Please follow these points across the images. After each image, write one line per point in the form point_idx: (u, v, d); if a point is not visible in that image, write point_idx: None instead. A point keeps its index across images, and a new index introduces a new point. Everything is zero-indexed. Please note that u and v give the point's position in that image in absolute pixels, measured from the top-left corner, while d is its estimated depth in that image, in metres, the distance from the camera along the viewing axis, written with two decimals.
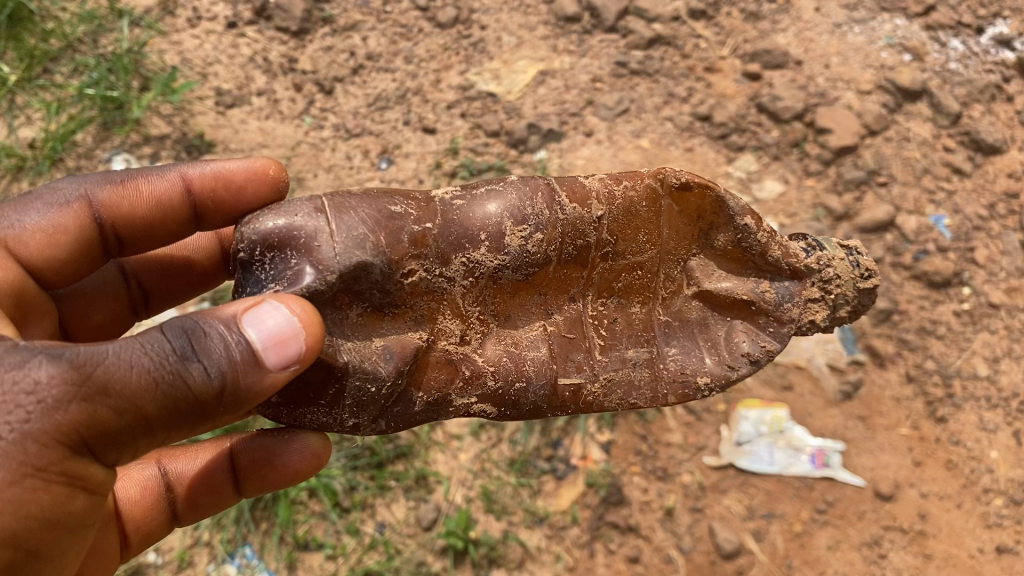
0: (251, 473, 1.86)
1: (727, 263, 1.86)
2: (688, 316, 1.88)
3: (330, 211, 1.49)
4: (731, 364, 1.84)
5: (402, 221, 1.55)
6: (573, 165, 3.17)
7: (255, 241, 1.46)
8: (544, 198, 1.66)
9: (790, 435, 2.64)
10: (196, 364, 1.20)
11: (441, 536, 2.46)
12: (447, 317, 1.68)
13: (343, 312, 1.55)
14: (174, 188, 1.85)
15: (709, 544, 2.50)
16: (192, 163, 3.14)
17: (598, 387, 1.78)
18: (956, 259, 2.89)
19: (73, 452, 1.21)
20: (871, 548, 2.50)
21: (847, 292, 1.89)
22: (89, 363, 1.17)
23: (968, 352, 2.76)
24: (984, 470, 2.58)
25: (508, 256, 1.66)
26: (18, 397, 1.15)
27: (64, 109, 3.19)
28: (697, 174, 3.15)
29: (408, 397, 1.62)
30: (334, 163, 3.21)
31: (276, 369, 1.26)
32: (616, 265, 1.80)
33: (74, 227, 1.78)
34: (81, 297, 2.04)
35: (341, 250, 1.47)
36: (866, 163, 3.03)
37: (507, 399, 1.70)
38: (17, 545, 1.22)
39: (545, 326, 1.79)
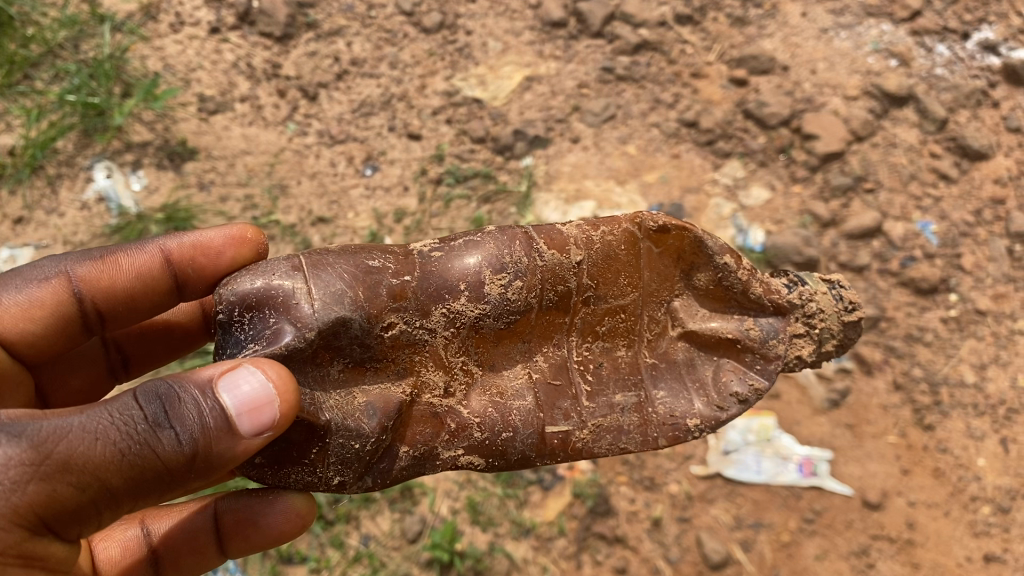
0: (233, 533, 1.83)
1: (710, 303, 1.84)
2: (674, 356, 1.85)
3: (307, 269, 1.53)
4: (720, 405, 1.81)
5: (380, 275, 1.58)
6: (560, 171, 3.16)
7: (233, 302, 1.50)
8: (522, 246, 1.66)
9: (778, 444, 2.63)
10: (168, 433, 1.21)
11: (427, 549, 2.44)
12: (430, 368, 1.69)
13: (324, 369, 1.58)
14: (154, 260, 1.82)
15: (696, 555, 2.48)
16: (174, 170, 3.11)
17: (587, 433, 1.76)
18: (943, 265, 2.89)
19: (33, 530, 1.21)
20: (860, 557, 2.48)
21: (831, 327, 1.87)
22: (53, 441, 1.17)
23: (955, 359, 2.76)
24: (972, 478, 2.57)
25: (488, 305, 1.66)
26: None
27: (44, 115, 3.14)
28: (684, 180, 3.13)
29: (393, 452, 1.63)
30: (319, 170, 3.18)
31: (249, 434, 1.27)
32: (597, 309, 1.79)
33: (51, 303, 1.75)
34: (63, 362, 2.03)
35: (320, 308, 1.50)
36: (853, 169, 3.02)
37: (495, 450, 1.70)
38: None
39: (529, 373, 1.78)
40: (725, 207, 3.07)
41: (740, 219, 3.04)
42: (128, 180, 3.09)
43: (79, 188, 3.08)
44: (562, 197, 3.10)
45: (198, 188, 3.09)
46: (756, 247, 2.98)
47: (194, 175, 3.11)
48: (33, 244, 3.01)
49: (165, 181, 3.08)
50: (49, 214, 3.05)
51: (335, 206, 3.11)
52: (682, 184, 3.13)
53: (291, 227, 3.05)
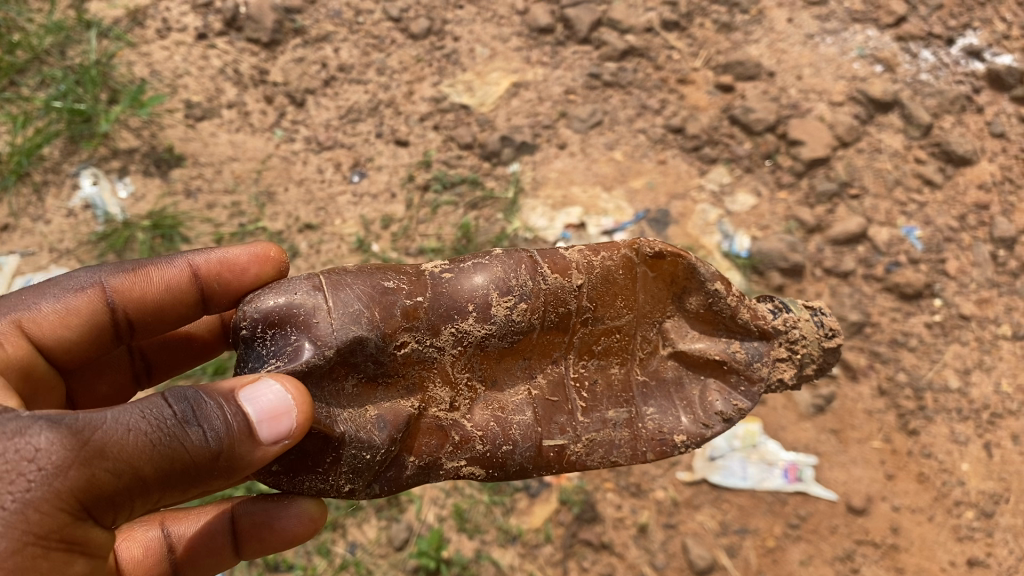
0: (250, 537, 1.82)
1: (700, 324, 1.85)
2: (664, 374, 1.87)
3: (328, 289, 1.53)
4: (706, 423, 1.83)
5: (395, 295, 1.58)
6: (547, 177, 3.17)
7: (256, 319, 1.49)
8: (527, 270, 1.67)
9: (763, 449, 2.64)
10: (195, 430, 1.22)
11: (413, 557, 2.44)
12: (437, 384, 1.69)
13: (338, 384, 1.58)
14: (183, 274, 1.81)
15: (682, 561, 2.49)
16: (161, 177, 3.10)
17: (582, 447, 1.77)
18: (927, 271, 2.90)
19: (74, 519, 1.20)
20: (844, 562, 2.50)
21: (812, 351, 1.89)
22: (89, 429, 1.17)
23: (939, 364, 2.77)
24: (956, 482, 2.59)
25: (493, 326, 1.67)
26: (21, 465, 1.14)
27: (31, 122, 3.14)
28: (670, 186, 3.14)
29: (401, 461, 1.63)
30: (306, 176, 3.18)
31: (270, 438, 1.28)
32: (595, 329, 1.78)
33: (87, 314, 1.75)
34: (90, 369, 2.01)
35: (338, 326, 1.50)
36: (838, 175, 3.04)
37: (496, 461, 1.70)
38: None
39: (529, 389, 1.78)
40: (711, 212, 3.09)
41: (725, 225, 3.06)
42: (115, 187, 3.08)
43: (65, 196, 3.07)
44: (548, 203, 3.11)
45: (184, 195, 3.09)
46: (742, 252, 3.00)
47: (180, 182, 3.10)
48: (19, 252, 3.01)
49: (151, 188, 3.08)
50: (35, 221, 3.05)
51: (322, 213, 3.11)
52: (668, 190, 3.14)
53: (278, 234, 3.05)
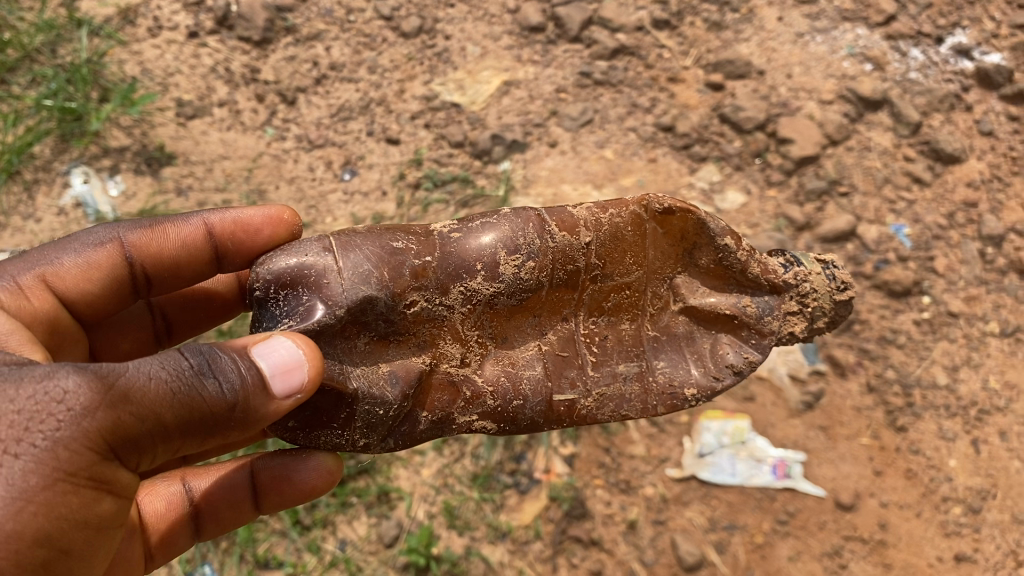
0: (269, 490, 1.83)
1: (710, 280, 1.85)
2: (675, 329, 1.87)
3: (338, 249, 1.55)
4: (716, 376, 1.83)
5: (403, 256, 1.60)
6: (538, 176, 3.17)
7: (269, 280, 1.51)
8: (535, 228, 1.67)
9: (752, 446, 2.65)
10: (212, 381, 1.23)
11: (403, 553, 2.45)
12: (448, 341, 1.71)
13: (351, 341, 1.60)
14: (199, 233, 1.81)
15: (671, 557, 2.50)
16: (152, 175, 3.10)
17: (592, 401, 1.78)
18: (916, 268, 2.91)
19: (103, 458, 1.20)
20: (833, 558, 2.51)
21: (823, 305, 1.88)
22: (113, 374, 1.18)
23: (928, 361, 2.78)
24: (943, 479, 2.60)
25: (503, 283, 1.68)
26: (49, 406, 1.15)
27: (22, 120, 3.14)
28: (660, 184, 3.15)
29: (414, 416, 1.66)
30: (297, 175, 3.19)
31: (282, 393, 1.30)
32: (605, 286, 1.81)
33: (108, 267, 1.76)
34: (110, 328, 2.01)
35: (348, 286, 1.52)
36: (827, 173, 3.05)
37: (507, 415, 1.72)
38: (51, 544, 1.19)
39: (540, 345, 1.80)
40: (701, 210, 3.09)
41: None
42: (106, 185, 3.09)
43: (56, 194, 3.07)
44: (540, 200, 3.10)
45: (176, 193, 3.08)
46: None
47: (171, 180, 3.11)
48: (10, 250, 2.98)
49: (142, 187, 3.08)
50: (26, 219, 3.05)
51: (313, 211, 3.11)
52: (659, 188, 3.14)
53: None
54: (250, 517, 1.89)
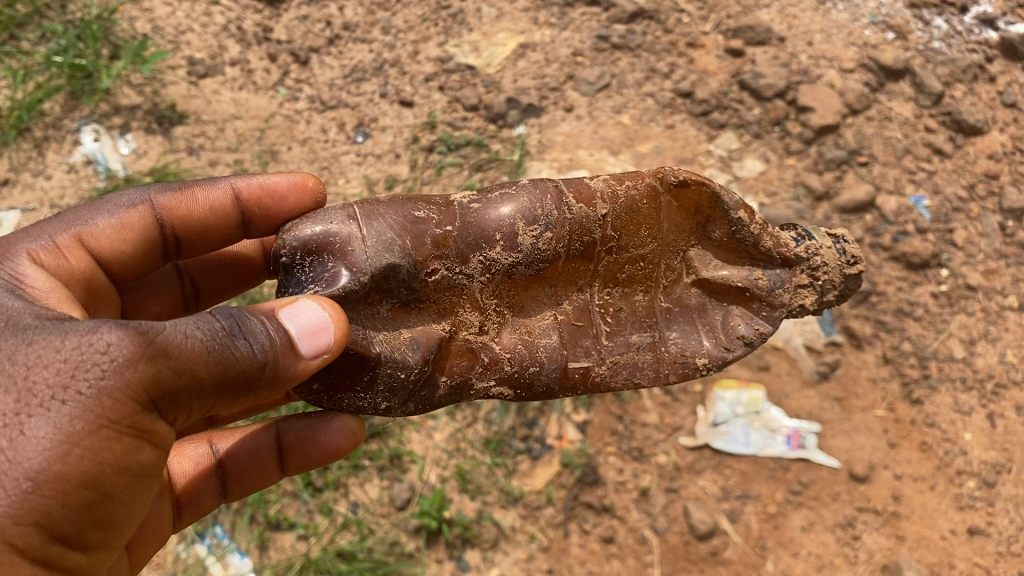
0: (294, 453, 1.81)
1: (723, 253, 1.81)
2: (687, 302, 1.84)
3: (362, 218, 1.52)
4: (727, 346, 1.81)
5: (425, 225, 1.58)
6: (553, 141, 3.12)
7: (295, 247, 1.49)
8: (552, 200, 1.65)
9: (766, 416, 2.63)
10: (243, 342, 1.23)
11: (415, 517, 2.43)
12: (467, 309, 1.69)
13: (373, 308, 1.58)
14: (228, 198, 1.79)
15: (683, 525, 2.48)
16: (163, 135, 3.06)
17: (606, 369, 1.76)
18: (935, 240, 2.87)
19: (145, 408, 1.19)
20: (845, 529, 2.49)
21: (834, 279, 1.83)
22: (153, 330, 1.17)
23: (945, 334, 2.75)
24: (958, 452, 2.58)
25: (521, 254, 1.66)
26: (94, 356, 1.14)
27: (31, 77, 3.09)
28: (677, 151, 3.10)
29: (433, 381, 1.63)
30: (309, 136, 3.15)
31: (309, 354, 1.29)
32: (619, 257, 1.76)
33: (139, 227, 1.71)
34: (140, 290, 1.98)
35: (372, 254, 1.50)
36: (847, 143, 3.00)
37: (523, 381, 1.69)
38: (94, 488, 1.17)
39: (555, 315, 1.77)
40: (719, 177, 3.05)
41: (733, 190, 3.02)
42: (117, 144, 3.05)
43: (66, 151, 3.04)
44: (554, 165, 3.04)
45: (186, 152, 3.05)
46: None
47: (182, 140, 3.06)
48: (20, 208, 2.98)
49: (153, 146, 3.04)
50: (36, 176, 3.02)
51: (325, 172, 3.08)
52: (676, 155, 3.09)
53: None
54: (276, 478, 1.87)
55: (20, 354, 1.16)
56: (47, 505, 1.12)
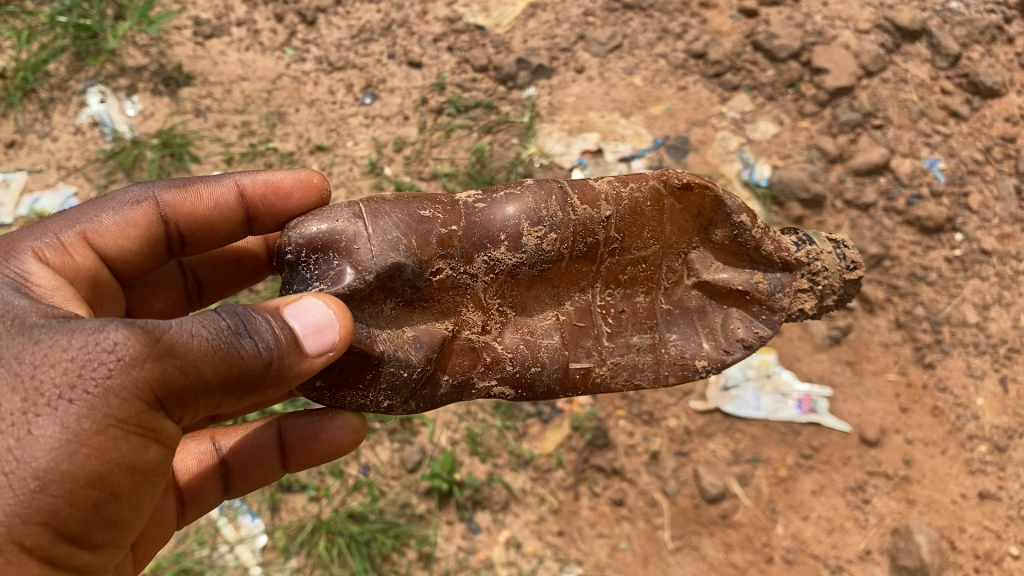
0: (296, 450, 1.79)
1: (724, 255, 1.76)
2: (688, 303, 1.80)
3: (367, 216, 1.48)
4: (726, 349, 1.76)
5: (431, 225, 1.54)
6: (564, 102, 3.09)
7: (300, 244, 1.45)
8: (557, 201, 1.62)
9: (777, 380, 2.62)
10: (248, 339, 1.21)
11: (426, 479, 2.41)
12: (470, 308, 1.65)
13: (377, 306, 1.53)
14: (232, 195, 1.73)
15: (693, 488, 2.48)
16: (170, 96, 3.03)
17: (606, 370, 1.73)
18: (950, 205, 2.81)
19: (152, 407, 1.17)
20: (856, 493, 2.49)
21: (833, 283, 1.79)
22: (159, 329, 1.16)
23: (958, 299, 2.72)
24: (970, 417, 2.56)
25: (525, 254, 1.63)
26: (100, 355, 1.13)
27: (35, 37, 3.05)
28: (689, 114, 3.07)
29: (435, 379, 1.60)
30: (317, 97, 3.09)
31: (316, 352, 1.27)
32: (622, 258, 1.73)
33: (143, 224, 1.67)
34: (145, 286, 1.95)
35: (378, 252, 1.45)
36: (862, 105, 2.94)
37: (524, 382, 1.67)
38: (100, 487, 1.15)
39: (557, 315, 1.74)
40: (732, 140, 3.03)
41: (746, 153, 3.00)
42: (123, 105, 3.01)
43: (72, 113, 3.01)
44: (565, 128, 3.04)
45: (193, 114, 3.02)
46: (762, 182, 2.95)
47: (189, 101, 3.03)
48: (27, 169, 2.96)
49: (160, 108, 3.01)
50: (42, 138, 3.00)
51: (334, 134, 3.04)
52: (688, 118, 3.07)
53: (289, 155, 2.99)
54: (278, 475, 1.85)
55: (28, 353, 1.14)
56: (54, 505, 1.11)
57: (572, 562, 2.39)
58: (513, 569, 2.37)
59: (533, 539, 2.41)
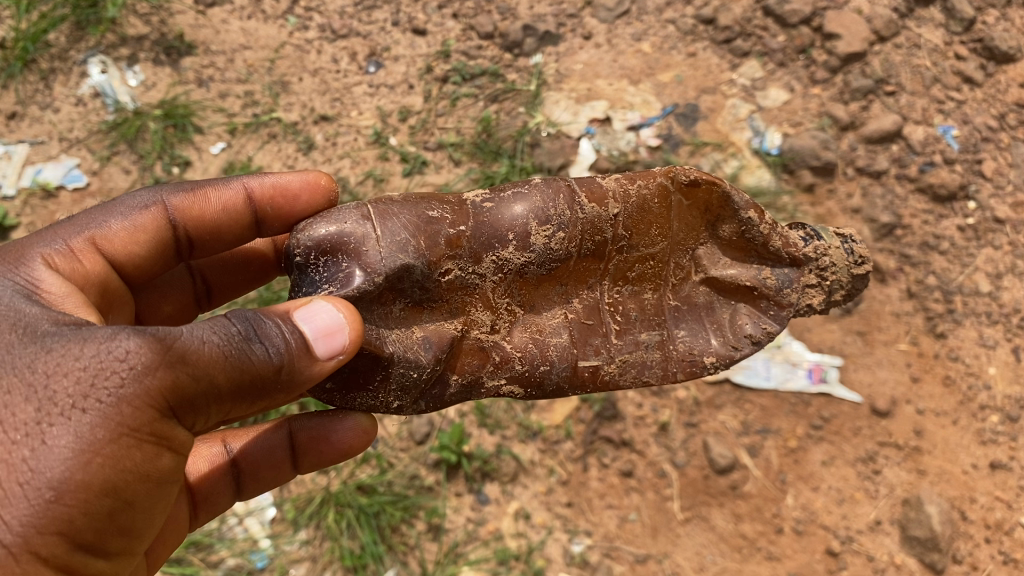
0: (308, 451, 1.73)
1: (732, 251, 1.70)
2: (695, 299, 1.72)
3: (377, 218, 1.42)
4: (735, 346, 1.70)
5: (439, 225, 1.48)
6: (571, 70, 3.04)
7: (309, 247, 1.39)
8: (564, 200, 1.55)
9: (787, 350, 2.60)
10: (259, 346, 1.17)
11: (434, 451, 2.39)
12: (478, 308, 1.59)
13: (386, 307, 1.48)
14: (240, 198, 1.67)
15: (703, 459, 2.47)
16: (172, 66, 2.99)
17: (615, 368, 1.65)
18: (963, 171, 2.76)
19: (164, 415, 1.14)
20: (866, 463, 2.48)
21: (842, 279, 1.72)
22: (169, 336, 1.12)
23: (970, 268, 2.68)
24: (981, 387, 2.53)
25: (533, 253, 1.56)
26: (113, 364, 1.10)
27: (34, 6, 3.00)
28: (699, 81, 3.02)
29: (444, 379, 1.53)
30: (320, 66, 3.04)
31: (328, 355, 1.23)
32: (629, 256, 1.65)
33: (152, 229, 1.60)
34: (154, 289, 1.88)
35: (387, 254, 1.40)
36: (874, 71, 2.88)
37: (533, 380, 1.59)
38: (114, 496, 1.12)
39: (565, 313, 1.66)
40: (742, 108, 2.97)
41: (756, 121, 2.95)
42: (124, 75, 2.98)
43: (74, 84, 2.97)
44: (572, 96, 2.99)
45: (196, 84, 2.98)
46: (773, 150, 2.91)
47: (191, 71, 3.00)
48: (29, 140, 2.93)
49: (162, 78, 2.97)
50: (44, 109, 2.96)
51: (338, 104, 2.99)
52: (697, 85, 3.02)
53: (293, 125, 2.95)
54: (290, 477, 1.79)
55: (39, 361, 1.11)
56: (70, 514, 1.08)
57: (580, 533, 2.39)
58: (522, 541, 2.37)
59: (542, 510, 2.40)
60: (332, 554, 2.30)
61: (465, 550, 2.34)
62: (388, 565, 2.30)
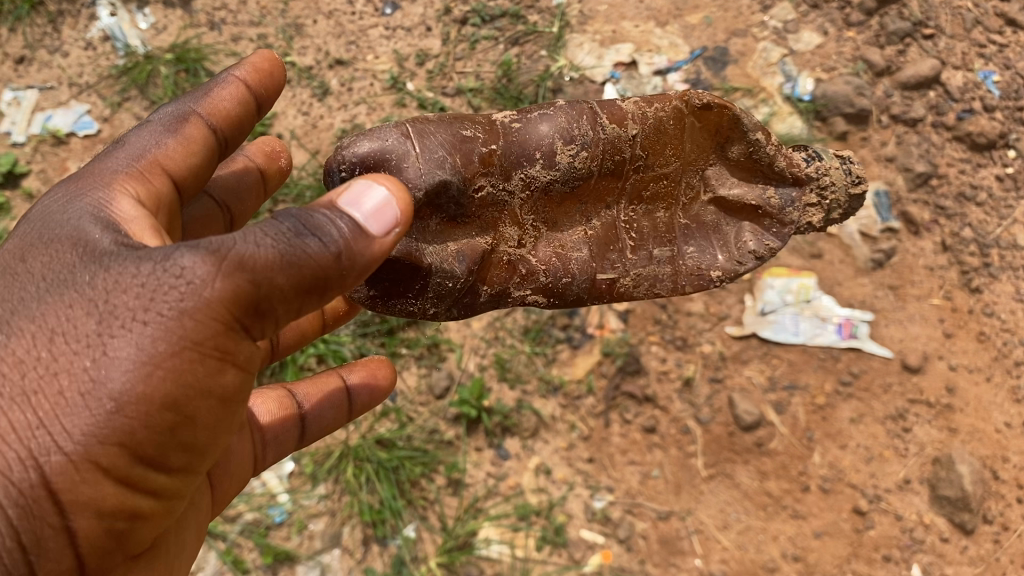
0: (358, 400, 1.65)
1: (740, 172, 1.59)
2: (705, 219, 1.62)
3: (416, 136, 1.28)
4: (739, 261, 1.61)
5: (472, 144, 1.34)
6: (595, 11, 2.93)
7: (353, 165, 1.24)
8: (586, 119, 1.42)
9: (817, 305, 2.51)
10: (313, 239, 0.96)
11: (454, 405, 2.34)
12: (506, 225, 1.46)
13: (421, 224, 1.35)
14: (248, 168, 1.63)
15: (728, 416, 2.37)
16: (184, 9, 2.91)
17: (632, 280, 1.56)
18: (1004, 120, 2.61)
19: (234, 329, 0.95)
20: (896, 421, 2.39)
21: (842, 198, 1.63)
22: (225, 247, 0.92)
23: (1009, 221, 2.55)
24: (1018, 343, 2.42)
25: (559, 173, 1.44)
26: (169, 280, 0.92)
27: None
28: (729, 22, 2.90)
29: (475, 290, 1.43)
30: (335, 8, 2.93)
31: (383, 241, 1.01)
32: (646, 175, 1.54)
33: (199, 138, 1.32)
34: None
35: (426, 170, 1.27)
36: (912, 13, 2.71)
37: (557, 292, 1.50)
38: (177, 418, 0.94)
39: (586, 230, 1.55)
40: (774, 52, 2.85)
41: (789, 65, 2.83)
42: (134, 18, 2.90)
43: (83, 28, 2.89)
44: (597, 38, 2.88)
45: (208, 27, 2.89)
46: (805, 97, 2.79)
47: (203, 14, 2.91)
48: (38, 86, 2.86)
49: (174, 21, 2.90)
50: (52, 54, 2.88)
51: (353, 47, 2.89)
52: (728, 27, 2.89)
53: (307, 70, 2.84)
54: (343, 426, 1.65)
55: (95, 281, 0.95)
56: (129, 431, 0.92)
57: (602, 489, 2.32)
58: (543, 496, 2.30)
59: (563, 466, 2.34)
60: (349, 509, 2.21)
61: (485, 506, 2.28)
62: (408, 520, 2.23)
